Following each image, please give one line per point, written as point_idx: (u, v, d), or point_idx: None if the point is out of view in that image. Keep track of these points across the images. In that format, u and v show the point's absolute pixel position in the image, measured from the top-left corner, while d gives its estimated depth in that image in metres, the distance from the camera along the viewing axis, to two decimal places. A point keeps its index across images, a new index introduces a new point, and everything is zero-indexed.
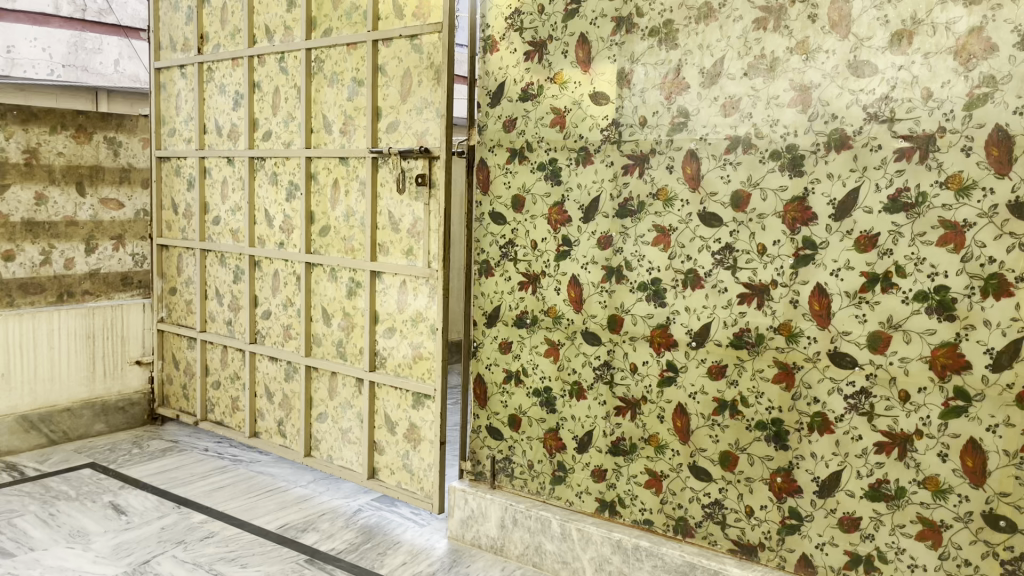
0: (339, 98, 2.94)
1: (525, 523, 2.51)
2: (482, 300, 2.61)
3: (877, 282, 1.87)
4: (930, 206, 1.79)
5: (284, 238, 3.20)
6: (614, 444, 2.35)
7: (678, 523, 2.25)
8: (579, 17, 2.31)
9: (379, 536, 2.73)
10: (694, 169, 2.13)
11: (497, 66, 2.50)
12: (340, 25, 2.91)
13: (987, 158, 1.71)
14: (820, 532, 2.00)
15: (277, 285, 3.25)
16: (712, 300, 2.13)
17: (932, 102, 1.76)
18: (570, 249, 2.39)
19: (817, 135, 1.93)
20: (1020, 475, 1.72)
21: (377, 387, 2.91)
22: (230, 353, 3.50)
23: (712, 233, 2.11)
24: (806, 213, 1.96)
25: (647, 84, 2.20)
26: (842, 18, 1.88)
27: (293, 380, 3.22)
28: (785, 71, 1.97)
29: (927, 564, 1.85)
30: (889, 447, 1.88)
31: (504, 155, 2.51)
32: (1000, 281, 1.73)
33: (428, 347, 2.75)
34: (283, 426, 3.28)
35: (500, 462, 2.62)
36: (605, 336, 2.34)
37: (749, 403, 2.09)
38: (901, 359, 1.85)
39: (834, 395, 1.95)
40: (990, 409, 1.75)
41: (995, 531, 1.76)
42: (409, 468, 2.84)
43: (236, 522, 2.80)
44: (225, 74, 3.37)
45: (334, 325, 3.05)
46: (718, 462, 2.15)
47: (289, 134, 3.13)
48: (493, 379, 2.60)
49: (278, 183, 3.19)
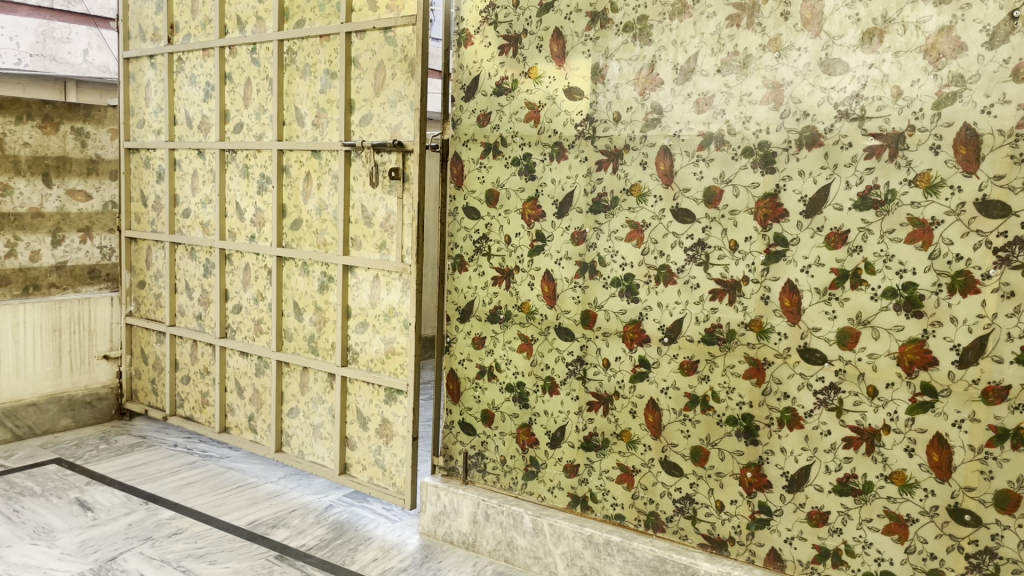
0: (311, 90, 2.91)
1: (497, 519, 2.51)
2: (455, 295, 2.60)
3: (847, 279, 1.89)
4: (898, 204, 1.81)
5: (255, 231, 3.17)
6: (586, 439, 2.35)
7: (649, 518, 2.25)
8: (554, 11, 2.30)
9: (350, 532, 2.71)
10: (667, 165, 2.13)
11: (472, 60, 2.49)
12: (313, 16, 2.89)
13: (955, 156, 1.73)
14: (789, 527, 2.02)
15: (248, 278, 3.22)
16: (684, 296, 2.14)
17: (902, 101, 1.78)
18: (544, 244, 2.39)
19: (789, 132, 1.94)
20: (985, 470, 1.75)
21: (348, 382, 2.89)
22: (200, 348, 3.46)
23: (685, 229, 2.12)
24: (777, 209, 1.97)
25: (621, 80, 2.20)
26: (814, 16, 1.89)
27: (264, 375, 3.20)
28: (757, 68, 1.98)
29: (894, 558, 1.88)
30: (858, 442, 1.90)
31: (478, 149, 2.50)
32: (967, 278, 1.75)
33: (401, 342, 2.73)
34: (254, 421, 3.26)
35: (472, 457, 2.61)
36: (578, 332, 2.34)
37: (720, 398, 2.10)
38: (870, 355, 1.87)
39: (803, 391, 1.97)
40: (956, 405, 1.77)
41: (960, 525, 1.78)
42: (381, 463, 2.83)
43: (204, 518, 2.77)
44: (195, 64, 3.32)
45: (305, 320, 3.02)
46: (689, 457, 2.16)
47: (260, 126, 3.10)
48: (466, 374, 2.60)
49: (249, 176, 3.16)
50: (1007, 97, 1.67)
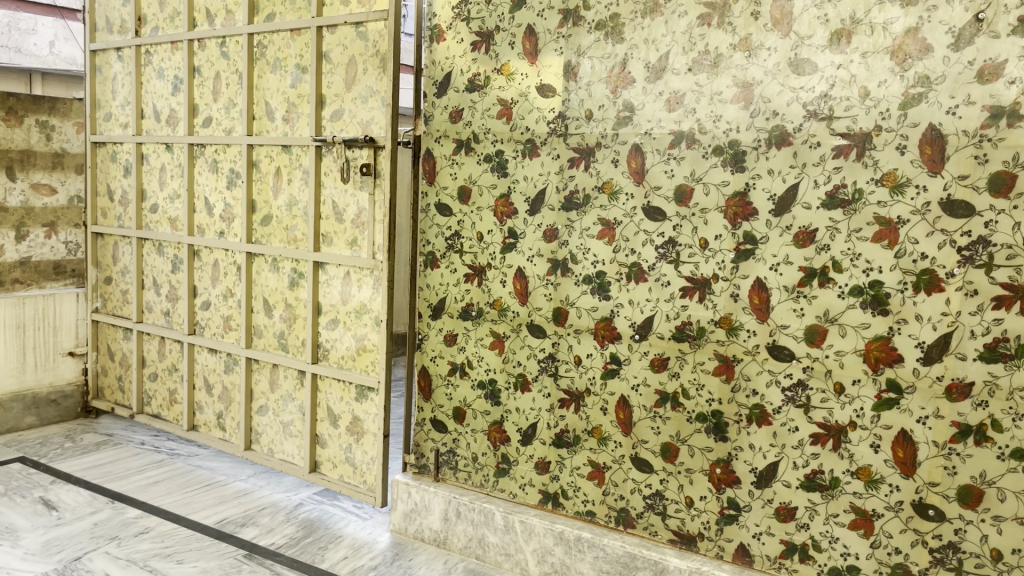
0: (282, 84, 2.88)
1: (468, 516, 2.50)
2: (427, 292, 2.60)
3: (815, 277, 1.91)
4: (865, 203, 1.83)
5: (224, 227, 3.13)
6: (557, 435, 2.36)
7: (620, 514, 2.27)
8: (527, 8, 2.30)
9: (320, 530, 2.69)
10: (638, 163, 2.14)
11: (444, 56, 2.48)
12: (284, 10, 2.86)
13: (921, 156, 1.76)
14: (757, 522, 2.04)
15: (217, 275, 3.18)
16: (655, 293, 2.15)
17: (869, 101, 1.80)
18: (516, 241, 2.38)
19: (758, 131, 1.95)
20: (948, 465, 1.77)
21: (319, 379, 2.87)
22: (168, 345, 3.42)
23: (656, 227, 2.13)
24: (747, 208, 1.98)
25: (593, 78, 2.20)
26: (783, 16, 1.90)
27: (233, 373, 3.16)
28: (728, 67, 1.99)
29: (860, 553, 1.90)
30: (825, 438, 1.92)
31: (450, 145, 2.49)
32: (931, 277, 1.77)
33: (373, 339, 2.72)
34: (223, 419, 3.23)
35: (444, 455, 2.61)
36: (550, 329, 2.34)
37: (690, 395, 2.11)
38: (837, 352, 1.89)
39: (772, 387, 1.99)
40: (920, 401, 1.80)
41: (924, 520, 1.81)
42: (351, 461, 2.81)
43: (172, 517, 2.73)
44: (164, 57, 3.28)
45: (275, 317, 3.00)
46: (659, 454, 2.18)
47: (230, 121, 3.07)
48: (438, 371, 2.59)
49: (219, 171, 3.12)
50: (972, 98, 1.69)
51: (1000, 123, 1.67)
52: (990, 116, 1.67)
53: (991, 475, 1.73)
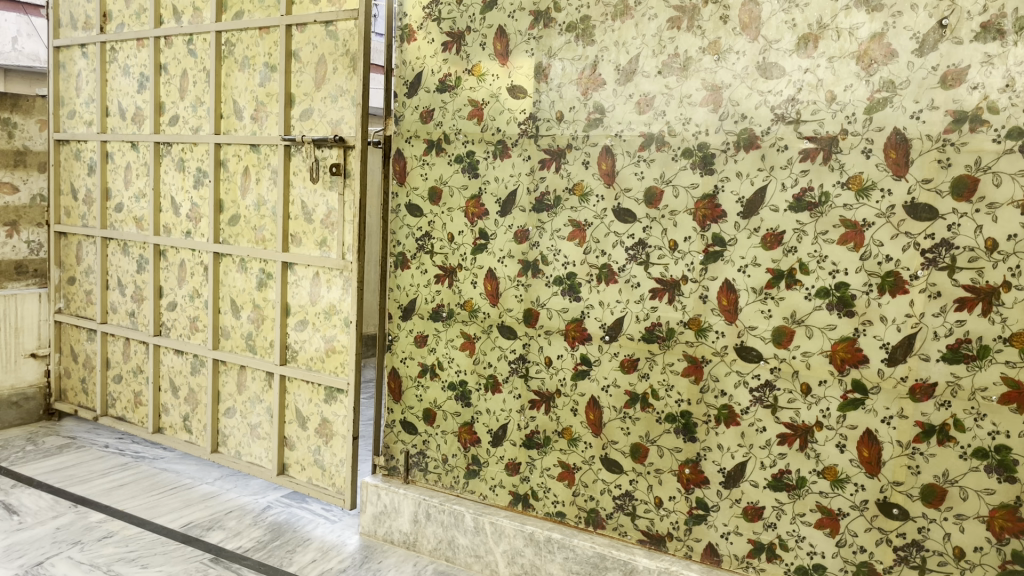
0: (250, 83, 2.85)
1: (438, 518, 2.49)
2: (398, 292, 2.58)
3: (782, 279, 1.93)
4: (832, 206, 1.85)
5: (191, 226, 3.09)
6: (528, 437, 2.36)
7: (590, 515, 2.27)
8: (497, 9, 2.30)
9: (289, 533, 2.67)
10: (609, 165, 2.15)
11: (415, 56, 2.47)
12: (252, 8, 2.83)
13: (886, 160, 1.78)
14: (725, 522, 2.05)
15: (183, 275, 3.14)
16: (626, 294, 2.15)
17: (836, 105, 1.82)
18: (486, 242, 2.38)
19: (727, 134, 1.97)
20: (912, 464, 1.80)
21: (287, 381, 2.84)
22: (133, 346, 3.37)
23: (626, 228, 2.14)
24: (716, 210, 2.00)
25: (563, 79, 2.21)
26: (752, 20, 1.92)
27: (199, 374, 3.13)
28: (697, 70, 2.00)
29: (826, 551, 1.92)
30: (792, 439, 1.94)
31: (421, 146, 2.48)
32: (895, 279, 1.80)
33: (342, 340, 2.70)
34: (189, 421, 3.19)
35: (414, 456, 2.60)
36: (521, 330, 2.34)
37: (660, 396, 2.13)
38: (804, 353, 1.91)
39: (740, 388, 2.01)
40: (885, 402, 1.82)
41: (888, 518, 1.84)
42: (320, 463, 2.79)
43: (136, 521, 2.69)
44: (129, 54, 3.23)
45: (243, 318, 2.96)
46: (629, 454, 2.18)
47: (197, 119, 3.03)
48: (408, 372, 2.58)
49: (185, 170, 3.08)
50: (935, 103, 1.72)
51: (963, 127, 1.69)
52: (953, 121, 1.70)
53: (953, 475, 1.76)
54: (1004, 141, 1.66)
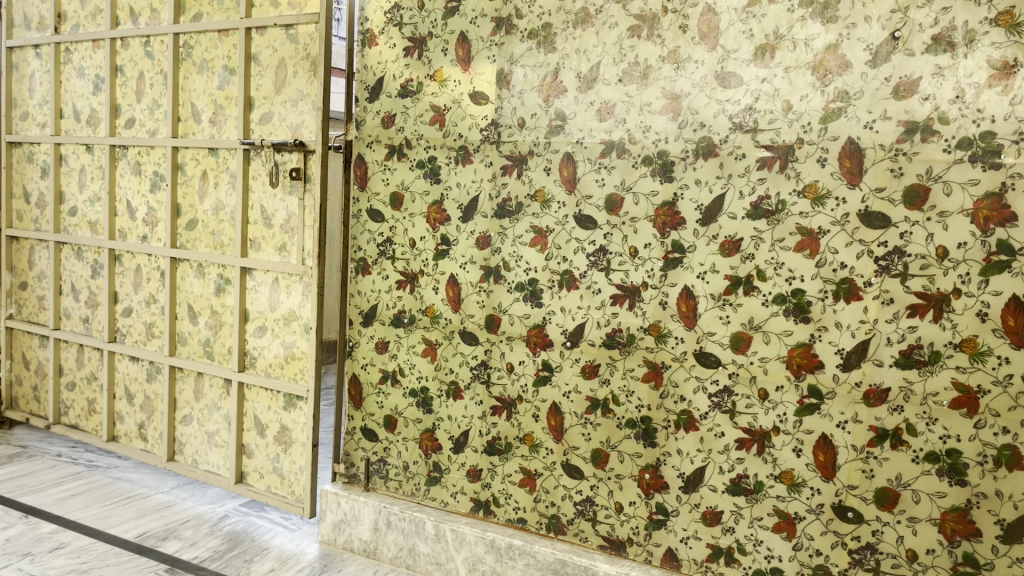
0: (208, 86, 2.81)
1: (398, 526, 2.47)
2: (358, 298, 2.56)
3: (740, 285, 1.95)
4: (788, 213, 1.88)
5: (147, 231, 3.04)
6: (489, 443, 2.35)
7: (550, 521, 2.27)
8: (459, 15, 2.30)
9: (246, 542, 2.63)
10: (570, 171, 2.16)
11: (376, 61, 2.46)
12: (211, 10, 2.80)
13: (841, 169, 1.81)
14: (685, 527, 2.07)
15: (139, 280, 3.09)
16: (587, 300, 2.16)
17: (792, 114, 1.85)
18: (448, 248, 2.38)
19: (686, 142, 1.99)
20: (866, 468, 1.83)
21: (246, 388, 2.81)
22: (87, 353, 3.30)
23: (587, 235, 2.15)
24: (675, 217, 2.02)
25: (525, 86, 2.21)
26: (710, 30, 1.95)
27: (155, 382, 3.07)
28: (657, 79, 2.02)
29: (783, 555, 1.94)
30: (749, 443, 1.96)
31: (382, 151, 2.47)
32: (850, 286, 1.83)
33: (302, 347, 2.67)
34: (145, 429, 3.14)
35: (374, 464, 2.58)
36: (482, 336, 2.34)
37: (620, 401, 2.14)
38: (761, 359, 1.94)
39: (699, 394, 2.02)
40: (840, 407, 1.85)
41: (843, 522, 1.86)
42: (279, 471, 2.76)
43: (89, 532, 2.63)
44: (84, 56, 3.18)
45: (200, 324, 2.92)
46: (590, 460, 2.19)
47: (154, 122, 2.99)
48: (369, 379, 2.56)
49: (142, 173, 3.03)
50: (888, 114, 1.75)
51: (914, 137, 1.73)
52: (905, 131, 1.74)
53: (906, 478, 1.79)
54: (954, 151, 1.69)
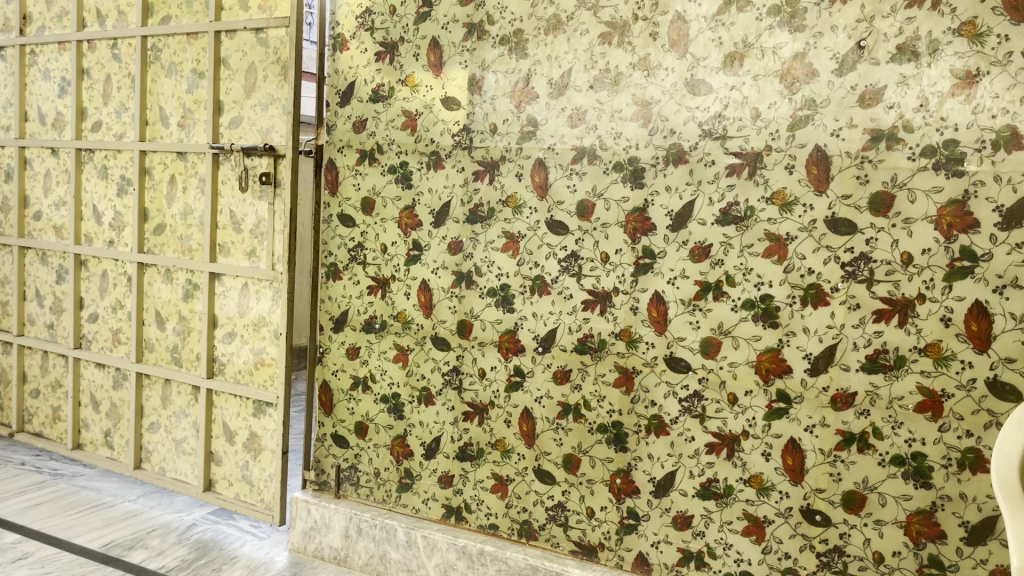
0: (177, 90, 2.78)
1: (369, 533, 2.46)
2: (329, 304, 2.55)
3: (710, 291, 1.97)
4: (756, 220, 1.90)
5: (114, 236, 3.00)
6: (461, 449, 2.35)
7: (522, 527, 2.27)
8: (431, 21, 2.30)
9: (214, 551, 2.59)
10: (542, 177, 2.16)
11: (348, 65, 2.45)
12: (180, 13, 2.78)
13: (808, 175, 1.83)
14: (655, 531, 2.07)
15: (105, 286, 3.04)
16: (558, 306, 2.17)
17: (760, 122, 1.88)
18: (420, 253, 2.37)
19: (656, 149, 2.00)
20: (834, 472, 1.85)
21: (214, 394, 2.78)
22: (52, 359, 3.25)
23: (559, 240, 2.15)
24: (646, 223, 2.03)
25: (497, 91, 2.22)
26: (680, 37, 1.96)
27: (122, 389, 3.03)
28: (627, 86, 2.04)
29: (752, 558, 1.96)
30: (719, 447, 1.98)
31: (354, 156, 2.46)
32: (817, 291, 1.85)
33: (271, 353, 2.65)
34: (111, 437, 3.09)
35: (345, 471, 2.56)
36: (454, 342, 2.34)
37: (592, 407, 2.14)
38: (730, 364, 1.95)
39: (669, 399, 2.04)
40: (808, 411, 1.87)
41: (812, 525, 1.88)
42: (248, 479, 2.73)
43: (53, 541, 2.58)
44: (50, 58, 3.13)
45: (168, 330, 2.88)
46: (562, 465, 2.19)
47: (121, 125, 2.95)
48: (340, 385, 2.55)
49: (108, 177, 2.99)
50: (854, 122, 1.78)
51: (880, 145, 1.76)
52: (871, 139, 1.76)
53: (873, 481, 1.81)
54: (918, 158, 1.72)
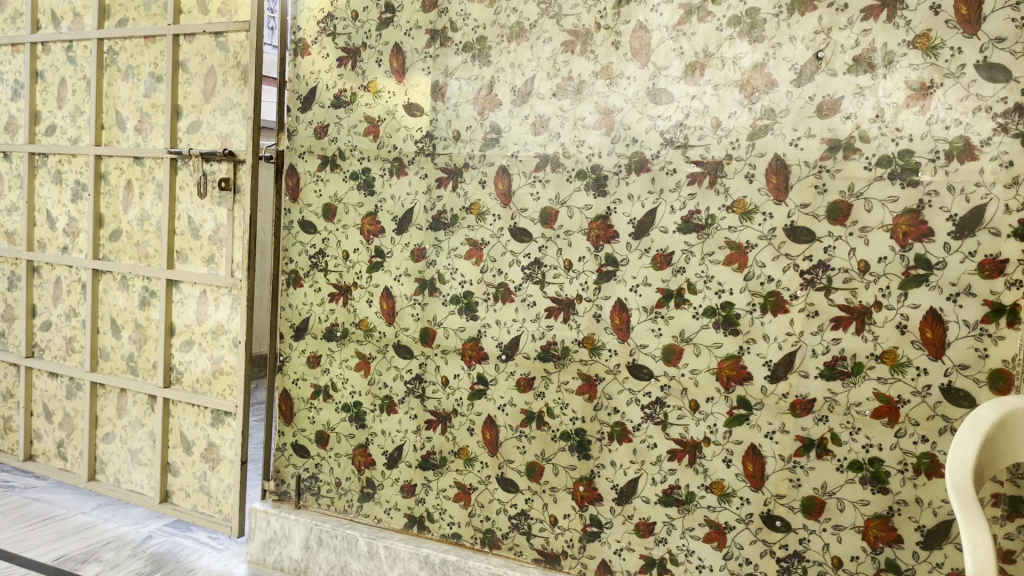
0: (134, 93, 2.73)
1: (330, 543, 2.42)
2: (289, 311, 2.52)
3: (671, 298, 1.98)
4: (717, 227, 1.91)
5: (68, 242, 2.93)
6: (423, 458, 2.33)
7: (485, 535, 2.26)
8: (394, 26, 2.29)
9: (170, 564, 2.53)
10: (505, 184, 2.16)
11: (309, 70, 2.43)
12: (138, 16, 2.73)
13: (767, 184, 1.85)
14: (618, 538, 2.07)
15: (59, 293, 2.98)
16: (522, 313, 2.17)
17: (721, 131, 1.89)
18: (383, 260, 2.35)
19: (619, 157, 2.01)
20: (794, 478, 1.87)
21: (171, 404, 2.72)
22: (3, 368, 3.17)
23: (522, 248, 2.15)
24: (609, 231, 2.04)
25: (460, 98, 2.21)
26: (642, 47, 1.98)
27: (76, 398, 2.97)
28: (590, 94, 2.04)
29: (713, 564, 1.96)
30: (681, 454, 1.98)
31: (315, 162, 2.44)
32: (777, 298, 1.87)
33: (230, 361, 2.60)
34: (64, 448, 3.02)
35: (306, 480, 2.53)
36: (417, 349, 2.32)
37: (555, 414, 2.14)
38: (692, 371, 1.97)
39: (632, 406, 2.04)
40: (768, 417, 1.89)
41: (772, 530, 1.89)
42: (205, 490, 2.68)
43: (3, 555, 2.51)
44: (3, 60, 3.06)
45: (124, 338, 2.82)
46: (525, 473, 2.19)
47: (76, 129, 2.89)
48: (300, 395, 2.52)
49: (62, 182, 2.93)
50: (812, 131, 1.80)
51: (837, 154, 1.78)
52: (829, 149, 1.79)
53: (832, 487, 1.83)
54: (875, 168, 1.75)
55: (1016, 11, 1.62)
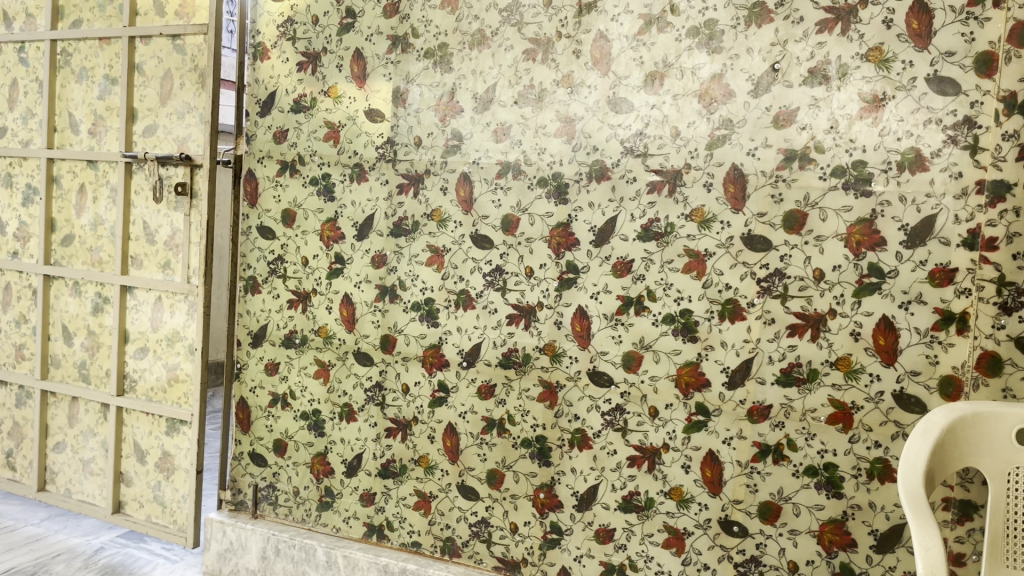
0: (88, 96, 2.68)
1: (287, 553, 2.39)
2: (247, 318, 2.49)
3: (631, 305, 1.99)
4: (676, 236, 1.93)
5: (19, 246, 2.87)
6: (383, 466, 2.31)
7: (445, 544, 2.24)
8: (354, 32, 2.28)
9: None
10: (467, 191, 2.16)
11: (269, 75, 2.41)
12: (92, 17, 2.68)
13: (725, 194, 1.88)
14: (578, 545, 2.08)
15: (9, 299, 2.91)
16: (482, 320, 2.16)
17: (680, 140, 1.91)
18: (343, 267, 2.33)
19: (580, 165, 2.02)
20: (751, 483, 1.89)
21: (125, 413, 2.67)
22: None
23: (484, 254, 2.15)
24: (570, 238, 2.04)
25: (421, 105, 2.21)
26: (602, 56, 1.99)
27: (26, 406, 2.90)
28: (551, 102, 2.05)
29: (672, 570, 1.97)
30: (640, 460, 1.99)
31: (274, 167, 2.42)
32: (734, 306, 1.89)
33: (185, 369, 2.56)
34: (13, 458, 2.95)
35: (263, 490, 2.50)
36: (377, 356, 2.31)
37: (516, 421, 2.14)
38: (651, 377, 1.98)
39: (592, 413, 2.05)
40: (725, 423, 1.91)
41: (729, 536, 1.91)
42: (160, 500, 2.63)
43: None
44: None
45: (75, 345, 2.76)
46: (485, 480, 2.18)
47: (27, 131, 2.83)
48: (258, 403, 2.49)
49: (13, 185, 2.87)
50: (769, 142, 1.83)
51: (793, 164, 1.81)
52: (785, 159, 1.82)
53: (787, 492, 1.85)
54: (829, 178, 1.78)
55: (966, 25, 1.65)
